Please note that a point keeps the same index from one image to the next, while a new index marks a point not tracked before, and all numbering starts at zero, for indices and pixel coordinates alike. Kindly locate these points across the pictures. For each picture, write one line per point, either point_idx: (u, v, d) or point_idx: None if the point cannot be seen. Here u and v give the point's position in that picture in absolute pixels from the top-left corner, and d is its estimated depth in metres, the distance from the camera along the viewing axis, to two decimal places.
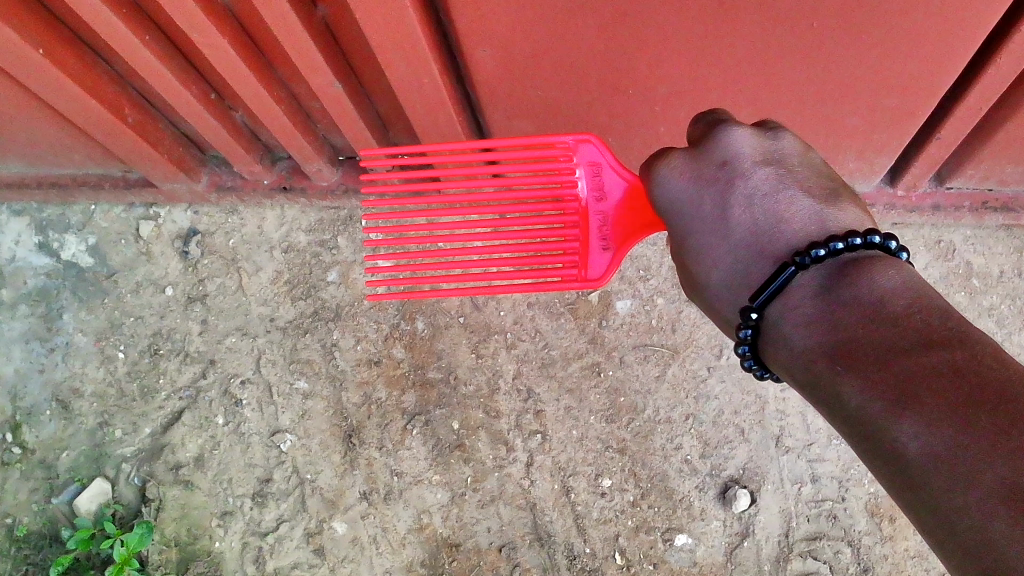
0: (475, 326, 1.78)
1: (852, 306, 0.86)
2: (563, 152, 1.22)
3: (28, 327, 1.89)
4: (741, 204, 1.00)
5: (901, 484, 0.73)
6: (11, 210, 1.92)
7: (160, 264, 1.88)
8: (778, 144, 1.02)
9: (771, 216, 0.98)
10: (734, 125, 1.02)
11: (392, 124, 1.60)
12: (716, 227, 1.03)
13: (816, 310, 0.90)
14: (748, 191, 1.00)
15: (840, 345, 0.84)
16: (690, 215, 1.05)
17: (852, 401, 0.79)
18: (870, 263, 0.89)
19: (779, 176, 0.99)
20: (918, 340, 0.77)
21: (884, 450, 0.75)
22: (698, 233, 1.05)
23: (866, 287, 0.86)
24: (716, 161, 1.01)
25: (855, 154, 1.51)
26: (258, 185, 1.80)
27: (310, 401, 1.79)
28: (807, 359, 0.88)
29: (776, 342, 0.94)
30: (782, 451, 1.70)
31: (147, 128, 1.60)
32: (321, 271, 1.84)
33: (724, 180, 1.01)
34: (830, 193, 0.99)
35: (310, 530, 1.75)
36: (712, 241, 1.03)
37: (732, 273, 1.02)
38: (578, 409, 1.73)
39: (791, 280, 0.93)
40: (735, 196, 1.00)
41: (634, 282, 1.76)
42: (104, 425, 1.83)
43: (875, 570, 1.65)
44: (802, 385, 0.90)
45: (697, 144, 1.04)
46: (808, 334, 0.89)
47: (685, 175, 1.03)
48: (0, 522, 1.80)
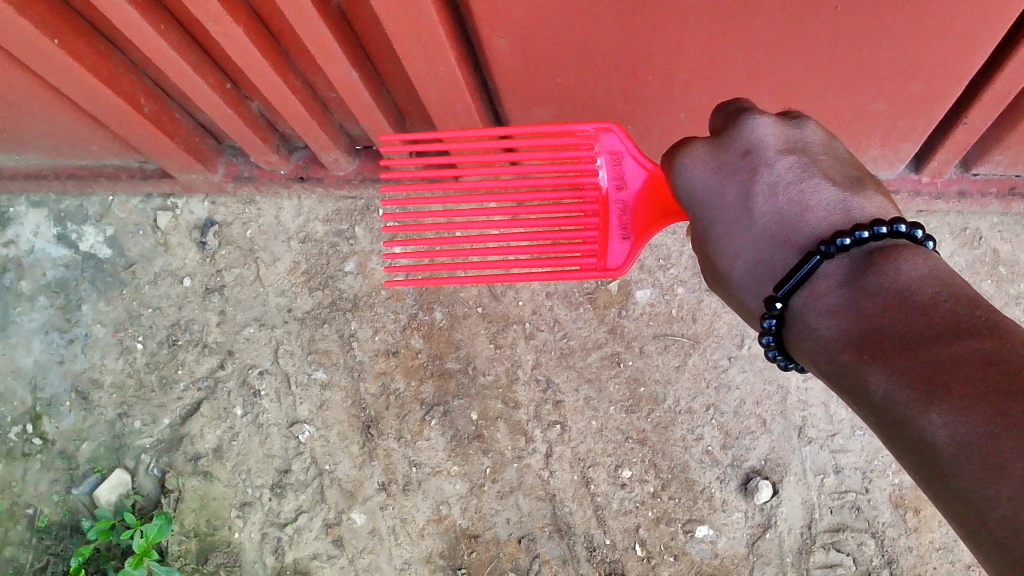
0: (493, 316, 1.76)
1: (878, 296, 0.84)
2: (583, 141, 1.21)
3: (47, 319, 1.89)
4: (764, 193, 0.98)
5: (931, 474, 0.71)
6: (30, 201, 1.93)
7: (177, 255, 1.88)
8: (802, 133, 1.00)
9: (794, 205, 0.96)
10: (758, 113, 1.01)
11: (409, 113, 1.58)
12: (738, 217, 1.00)
13: (841, 300, 0.87)
14: (771, 180, 0.98)
15: (866, 335, 0.82)
16: (711, 205, 1.02)
17: (879, 392, 0.77)
18: (897, 252, 0.87)
19: (803, 166, 0.98)
20: (946, 328, 0.75)
21: (912, 441, 0.73)
22: (719, 223, 1.02)
23: (893, 276, 0.84)
24: (739, 150, 1.00)
25: (880, 140, 1.49)
26: (275, 175, 1.79)
27: (328, 392, 1.79)
28: (833, 350, 0.86)
29: (801, 332, 0.92)
30: (804, 442, 1.68)
31: (164, 118, 1.59)
32: (338, 262, 1.83)
33: (747, 170, 0.99)
34: (855, 183, 0.97)
35: (329, 521, 1.75)
36: (734, 231, 1.01)
37: (754, 263, 0.99)
38: (597, 399, 1.72)
39: (816, 269, 0.91)
40: (759, 185, 0.99)
41: (654, 271, 1.75)
42: (123, 416, 1.83)
43: (899, 562, 1.63)
44: (828, 376, 0.88)
45: (719, 133, 1.03)
46: (834, 324, 0.87)
47: (707, 163, 1.01)
48: (22, 513, 1.81)
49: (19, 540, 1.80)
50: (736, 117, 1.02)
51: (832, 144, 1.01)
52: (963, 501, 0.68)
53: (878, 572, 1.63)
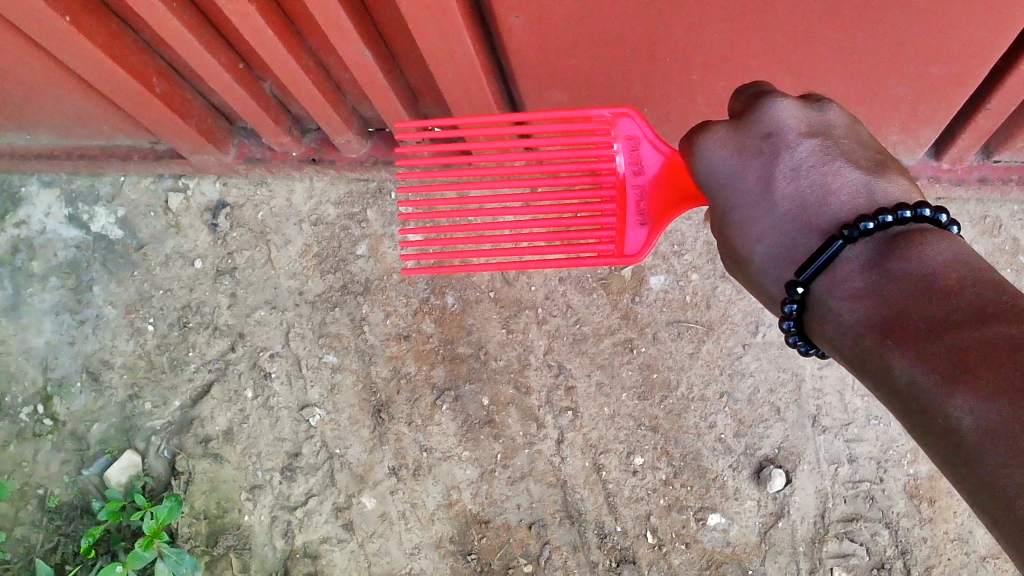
0: (505, 301, 1.75)
1: (902, 281, 0.82)
2: (600, 126, 1.19)
3: (58, 299, 1.89)
4: (786, 176, 0.96)
5: (955, 461, 0.70)
6: (41, 181, 1.92)
7: (189, 237, 1.87)
8: (825, 116, 0.99)
9: (816, 188, 0.95)
10: (779, 96, 0.98)
11: (423, 94, 1.57)
12: (759, 200, 0.98)
13: (865, 285, 0.85)
14: (793, 163, 0.96)
15: (890, 321, 0.80)
16: (732, 189, 1.00)
17: (902, 377, 0.76)
18: (922, 236, 0.85)
19: (825, 149, 0.96)
20: (972, 314, 0.73)
21: (936, 427, 0.72)
22: (739, 207, 1.00)
23: (918, 261, 0.82)
24: (760, 133, 0.97)
25: (900, 125, 1.46)
26: (287, 156, 1.78)
27: (339, 375, 1.78)
28: (856, 336, 0.84)
29: (822, 317, 0.90)
30: (818, 431, 1.66)
31: (176, 98, 1.58)
32: (350, 245, 1.81)
33: (769, 152, 0.97)
34: (879, 167, 0.95)
35: (339, 505, 1.74)
36: (754, 215, 0.99)
37: (775, 247, 0.97)
38: (609, 385, 1.70)
39: (839, 254, 0.89)
40: (780, 168, 0.97)
41: (668, 256, 1.73)
42: (134, 397, 1.83)
43: (913, 552, 1.61)
44: (850, 362, 0.86)
45: (740, 115, 1.00)
46: (857, 310, 0.85)
47: (728, 146, 0.99)
48: (33, 493, 1.81)
49: (30, 520, 1.80)
50: (757, 99, 1.00)
51: (856, 128, 0.99)
52: (987, 488, 0.66)
53: (891, 562, 1.61)
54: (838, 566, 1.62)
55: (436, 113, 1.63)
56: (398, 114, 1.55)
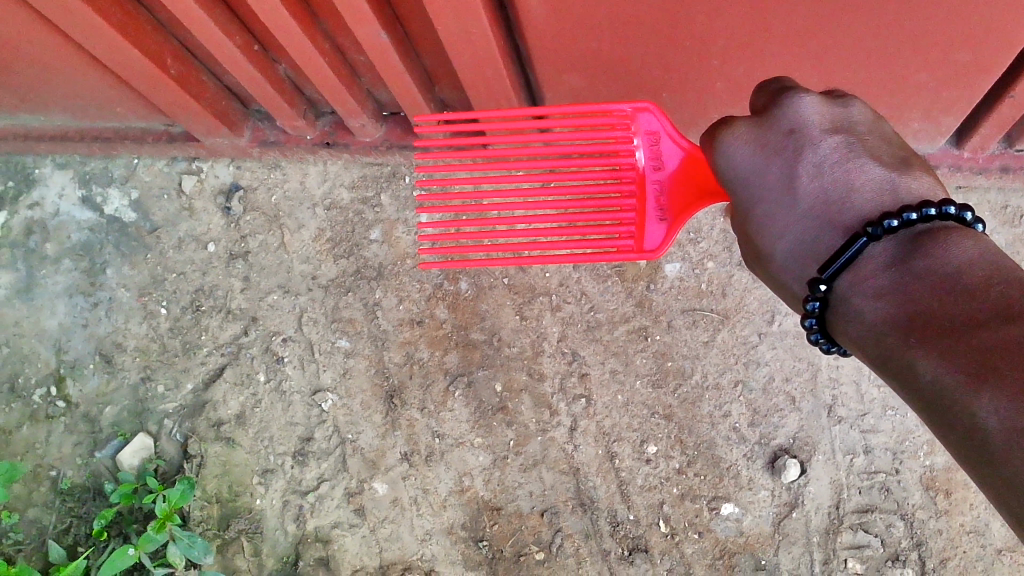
0: (519, 287, 1.74)
1: (927, 280, 0.80)
2: (620, 121, 1.18)
3: (72, 282, 1.89)
4: (809, 173, 0.94)
5: (979, 461, 0.69)
6: (55, 163, 1.92)
7: (202, 220, 1.86)
8: (849, 113, 0.96)
9: (840, 186, 0.92)
10: (803, 92, 0.96)
11: (439, 78, 1.55)
12: (782, 198, 0.95)
13: (888, 283, 0.84)
14: (817, 160, 0.93)
15: (916, 320, 0.79)
16: (753, 186, 0.97)
17: (926, 376, 0.74)
18: (947, 235, 0.83)
19: (848, 145, 0.93)
20: (999, 313, 0.72)
21: (961, 427, 0.71)
22: (761, 205, 0.97)
23: (944, 260, 0.81)
24: (783, 129, 0.94)
25: (921, 113, 1.44)
26: (301, 140, 1.77)
27: (352, 360, 1.77)
28: (880, 334, 0.82)
29: (845, 316, 0.88)
30: (834, 421, 1.64)
31: (191, 80, 1.57)
32: (364, 229, 1.80)
33: (792, 149, 0.94)
34: (903, 164, 0.92)
35: (350, 490, 1.74)
36: (777, 212, 0.96)
37: (798, 244, 0.95)
38: (623, 373, 1.69)
39: (862, 252, 0.87)
40: (803, 165, 0.94)
41: (684, 244, 1.71)
42: (146, 380, 1.83)
43: (928, 544, 1.60)
44: (874, 361, 0.84)
45: (761, 112, 0.97)
46: (881, 309, 0.83)
47: (751, 142, 0.95)
48: (45, 475, 1.81)
49: (42, 502, 1.80)
50: (780, 95, 0.96)
51: (881, 124, 0.96)
52: (1013, 488, 0.65)
53: (906, 554, 1.60)
54: (852, 557, 1.61)
55: (453, 98, 1.62)
56: (414, 97, 1.54)
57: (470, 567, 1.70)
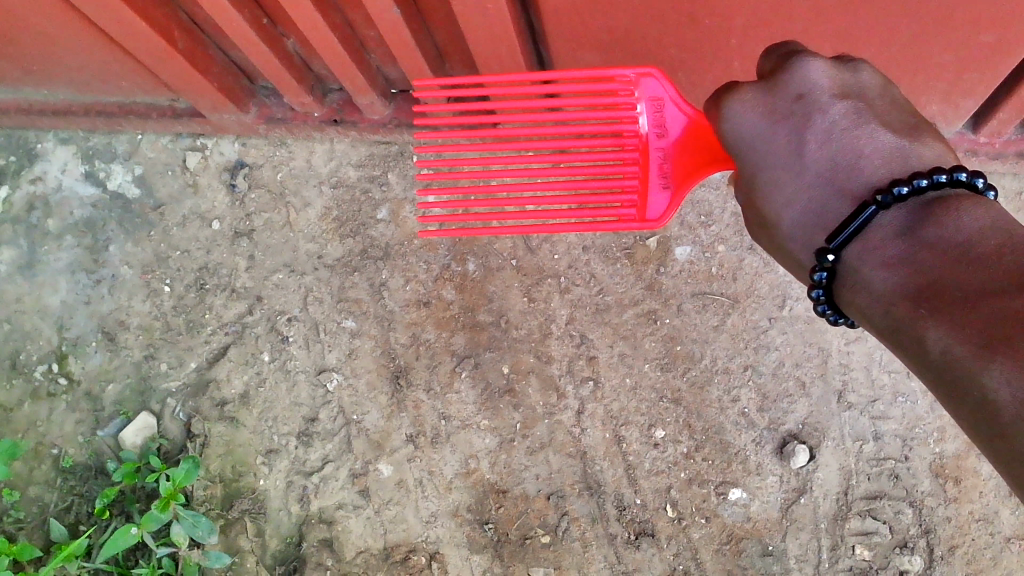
0: (527, 269, 1.72)
1: (938, 248, 0.78)
2: (622, 86, 1.14)
3: (74, 258, 1.86)
4: (818, 139, 0.91)
5: (990, 433, 0.67)
6: (58, 138, 1.89)
7: (207, 197, 1.83)
8: (857, 78, 0.94)
9: (849, 152, 0.90)
10: (810, 56, 0.93)
11: (449, 55, 1.53)
12: (789, 164, 0.93)
13: (898, 252, 0.82)
14: (825, 126, 0.91)
15: (926, 289, 0.77)
16: (760, 153, 0.95)
17: (936, 346, 0.73)
18: (958, 202, 0.81)
19: (858, 111, 0.91)
20: (1010, 281, 0.70)
21: (971, 399, 0.69)
22: (767, 171, 0.95)
23: (955, 228, 0.79)
24: (791, 94, 0.92)
25: (940, 95, 1.42)
26: (308, 117, 1.75)
27: (358, 340, 1.76)
28: (889, 305, 0.81)
29: (853, 286, 0.87)
30: (844, 407, 1.63)
31: (197, 53, 1.54)
32: (370, 209, 1.78)
33: (800, 114, 0.92)
34: (913, 130, 0.90)
35: (355, 471, 1.73)
36: (783, 179, 0.94)
37: (806, 215, 0.92)
38: (632, 356, 1.68)
39: (872, 220, 0.85)
40: (812, 131, 0.92)
41: (695, 227, 1.68)
42: (150, 358, 1.81)
43: (937, 532, 1.59)
44: (882, 332, 0.82)
45: (769, 76, 0.95)
46: (890, 278, 0.81)
47: (758, 107, 0.94)
48: (47, 453, 1.80)
49: (44, 480, 1.79)
50: (788, 58, 0.94)
51: (889, 90, 0.94)
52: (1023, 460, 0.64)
53: (914, 542, 1.59)
54: (860, 543, 1.60)
55: (462, 76, 1.59)
56: (424, 74, 1.51)
57: (475, 550, 1.69)
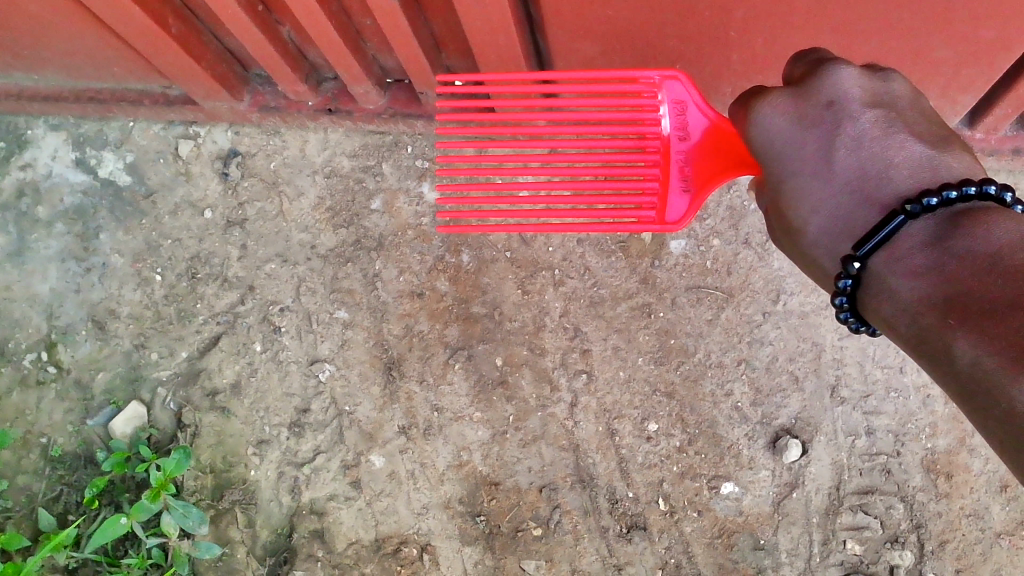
0: (522, 262, 1.71)
1: (967, 260, 0.79)
2: (646, 88, 1.15)
3: (64, 245, 1.85)
4: (848, 146, 0.91)
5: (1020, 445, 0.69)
6: (48, 124, 1.88)
7: (199, 186, 1.82)
8: (888, 87, 0.93)
9: (878, 161, 0.90)
10: (841, 63, 0.93)
11: (447, 45, 1.52)
12: (817, 171, 0.93)
13: (926, 263, 0.82)
14: (856, 134, 0.91)
15: (954, 301, 0.77)
16: (787, 159, 0.94)
17: (964, 357, 0.74)
18: (987, 216, 0.81)
19: (888, 120, 0.91)
20: None
21: (999, 410, 0.71)
22: (793, 178, 0.95)
23: (984, 241, 0.79)
24: (822, 101, 0.92)
25: (939, 91, 1.42)
26: (302, 106, 1.73)
27: (350, 331, 1.75)
28: (916, 316, 0.81)
29: (878, 295, 0.87)
30: (836, 402, 1.63)
31: (191, 40, 1.53)
32: (364, 199, 1.77)
33: (831, 122, 0.92)
34: (942, 141, 0.90)
35: (347, 462, 1.72)
36: (810, 185, 0.93)
37: (832, 221, 0.92)
38: (626, 349, 1.67)
39: (900, 230, 0.85)
40: (842, 138, 0.92)
41: (690, 221, 1.68)
42: (140, 347, 1.80)
43: (928, 527, 1.60)
44: (908, 342, 0.83)
45: (798, 83, 0.94)
46: (918, 289, 0.82)
47: (787, 113, 0.93)
48: (36, 442, 1.79)
49: (33, 469, 1.78)
50: (819, 66, 0.94)
51: (918, 100, 0.94)
52: None
53: (905, 536, 1.60)
54: (852, 538, 1.60)
55: (460, 66, 1.58)
56: (421, 64, 1.50)
57: (466, 542, 1.69)
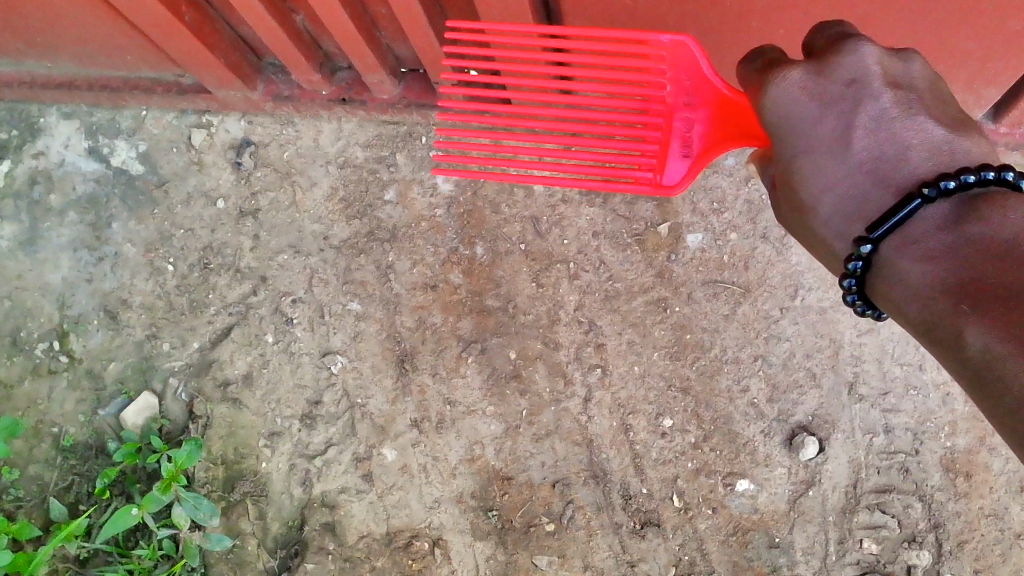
0: (536, 254, 1.69)
1: (985, 246, 0.76)
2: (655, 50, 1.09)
3: (77, 235, 1.84)
4: (865, 126, 0.89)
5: None
6: (61, 113, 1.87)
7: (211, 175, 1.81)
8: (899, 71, 0.91)
9: (896, 143, 0.87)
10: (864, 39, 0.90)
11: (462, 35, 1.50)
12: (831, 150, 0.90)
13: (941, 247, 0.80)
14: (875, 114, 0.88)
15: (970, 288, 0.75)
16: (801, 136, 0.91)
17: (980, 349, 0.71)
18: (1005, 202, 0.79)
19: (907, 102, 0.89)
20: None
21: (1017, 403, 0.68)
22: (806, 155, 0.91)
23: (1002, 227, 0.77)
24: (843, 78, 0.89)
25: (963, 84, 1.38)
26: (316, 96, 1.72)
27: (363, 324, 1.74)
28: (928, 301, 0.79)
29: (888, 278, 0.84)
30: (854, 400, 1.61)
31: (205, 28, 1.52)
32: (378, 190, 1.76)
33: (849, 100, 0.89)
34: (958, 131, 0.88)
35: (359, 455, 1.71)
36: (823, 164, 0.90)
37: (843, 202, 0.90)
38: (641, 344, 1.65)
39: (914, 212, 0.82)
40: (860, 118, 0.89)
41: (707, 215, 1.66)
42: (152, 338, 1.79)
43: (946, 526, 1.58)
44: (919, 328, 0.80)
45: (818, 57, 0.91)
46: (930, 272, 0.79)
47: (806, 88, 0.89)
48: (47, 431, 1.78)
49: (44, 458, 1.77)
50: (841, 41, 0.90)
51: (931, 88, 0.91)
52: None
53: (923, 536, 1.58)
54: (868, 537, 1.58)
55: None
56: (435, 54, 1.49)
57: (478, 536, 1.68)
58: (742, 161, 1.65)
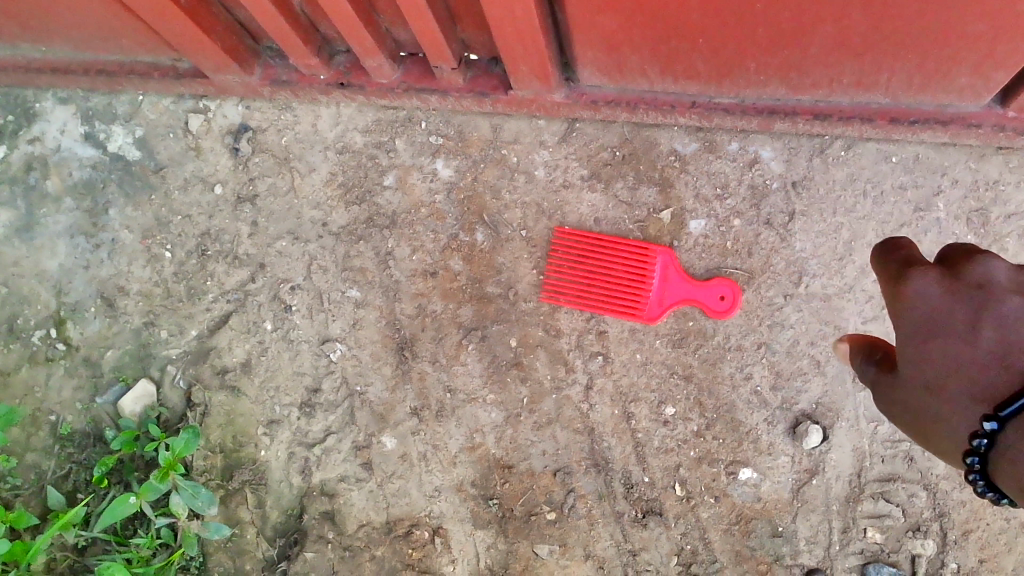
0: (537, 241, 1.67)
1: None
2: None
3: (73, 221, 1.82)
4: (999, 331, 0.72)
5: None
6: (57, 97, 1.85)
7: (209, 161, 1.79)
8: None
9: None
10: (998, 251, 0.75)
11: (461, 18, 1.48)
12: (958, 353, 0.75)
13: None
14: (1004, 314, 0.72)
15: None
16: (921, 336, 0.78)
17: None
18: None
19: None
20: None
21: None
22: (930, 342, 0.77)
23: None
24: (973, 284, 0.75)
25: (971, 68, 1.35)
26: (314, 80, 1.69)
27: (362, 311, 1.72)
28: None
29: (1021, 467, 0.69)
30: (860, 387, 1.58)
31: (200, 11, 1.49)
32: (377, 175, 1.74)
33: (976, 304, 0.74)
34: None
35: (358, 444, 1.70)
36: (952, 368, 0.76)
37: (971, 392, 0.74)
38: (643, 331, 1.63)
39: None
40: (991, 316, 0.73)
41: (710, 201, 1.63)
42: (150, 325, 1.78)
43: (951, 516, 1.56)
44: None
45: (951, 262, 0.78)
46: None
47: (933, 286, 0.76)
48: (45, 419, 1.77)
49: (42, 447, 1.76)
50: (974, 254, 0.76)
51: None
52: None
53: (927, 525, 1.56)
54: (872, 526, 1.57)
55: (476, 38, 1.54)
56: (435, 38, 1.46)
57: (479, 525, 1.67)
58: (746, 146, 1.63)
